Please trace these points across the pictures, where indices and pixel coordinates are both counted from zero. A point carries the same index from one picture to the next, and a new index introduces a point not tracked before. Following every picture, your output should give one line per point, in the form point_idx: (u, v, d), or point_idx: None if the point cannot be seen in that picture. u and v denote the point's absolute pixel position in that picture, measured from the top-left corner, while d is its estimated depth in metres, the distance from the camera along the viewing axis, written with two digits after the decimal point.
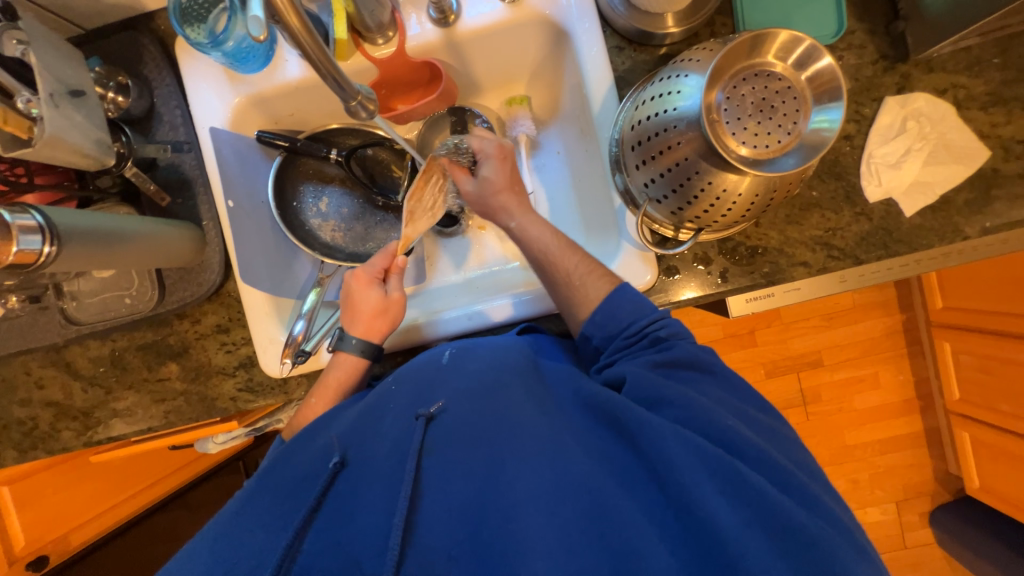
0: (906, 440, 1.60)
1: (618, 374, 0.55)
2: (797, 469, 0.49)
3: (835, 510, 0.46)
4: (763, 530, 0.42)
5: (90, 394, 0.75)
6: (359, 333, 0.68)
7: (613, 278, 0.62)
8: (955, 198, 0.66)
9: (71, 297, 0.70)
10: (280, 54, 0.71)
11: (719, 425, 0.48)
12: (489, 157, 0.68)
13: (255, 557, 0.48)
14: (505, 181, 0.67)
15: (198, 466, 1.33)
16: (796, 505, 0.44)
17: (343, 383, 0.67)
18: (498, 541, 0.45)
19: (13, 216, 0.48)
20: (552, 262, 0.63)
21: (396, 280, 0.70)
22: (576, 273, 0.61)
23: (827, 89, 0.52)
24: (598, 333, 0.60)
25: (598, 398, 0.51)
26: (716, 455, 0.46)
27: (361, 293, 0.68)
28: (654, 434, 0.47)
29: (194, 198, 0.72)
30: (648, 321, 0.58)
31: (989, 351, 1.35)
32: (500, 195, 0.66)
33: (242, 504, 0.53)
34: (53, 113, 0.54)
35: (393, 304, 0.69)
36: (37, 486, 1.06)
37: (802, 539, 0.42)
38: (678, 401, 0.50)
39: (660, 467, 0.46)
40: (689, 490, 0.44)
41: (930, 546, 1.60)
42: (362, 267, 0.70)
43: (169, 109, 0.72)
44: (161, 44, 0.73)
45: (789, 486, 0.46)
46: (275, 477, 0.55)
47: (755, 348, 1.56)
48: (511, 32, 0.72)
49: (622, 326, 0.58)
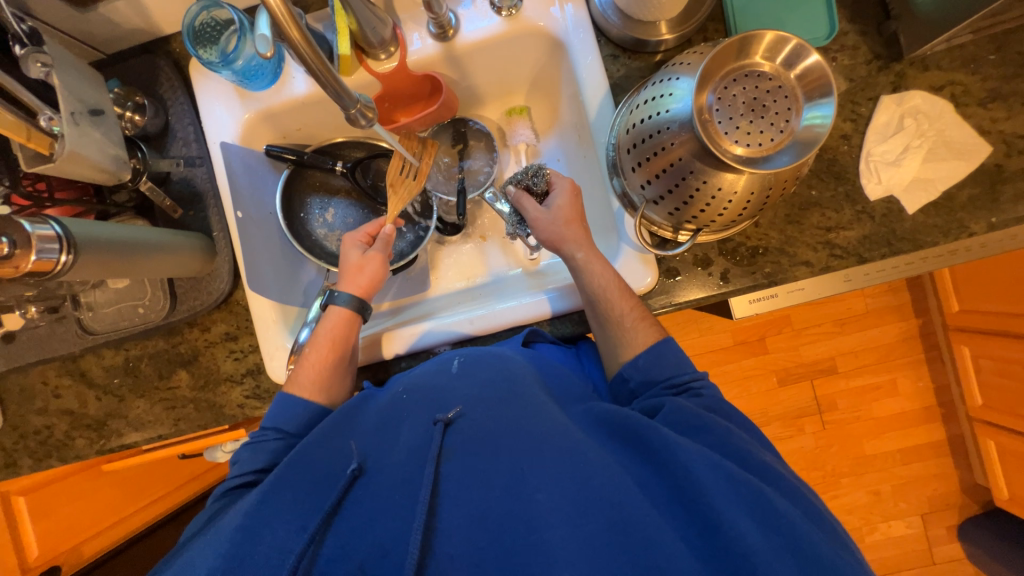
0: (929, 449, 1.55)
1: (655, 403, 0.57)
2: (816, 499, 0.50)
3: (848, 540, 0.47)
4: (791, 553, 0.42)
5: (104, 403, 0.77)
6: (343, 288, 0.70)
7: (661, 328, 0.63)
8: (958, 194, 0.66)
9: (87, 308, 0.73)
10: (288, 72, 0.74)
11: (743, 453, 0.50)
12: (562, 190, 0.70)
13: (276, 556, 0.48)
14: (574, 215, 0.68)
15: (195, 485, 1.36)
16: (818, 530, 0.45)
17: (338, 337, 0.67)
18: (523, 550, 0.44)
19: (33, 226, 0.50)
20: (608, 305, 0.63)
21: (380, 244, 0.72)
22: (627, 316, 0.63)
23: (819, 85, 0.52)
24: (637, 376, 0.61)
25: (618, 417, 0.53)
26: (743, 479, 0.46)
27: (345, 252, 0.72)
28: (679, 452, 0.48)
29: (205, 210, 0.75)
30: (690, 376, 0.59)
31: (1009, 354, 1.31)
32: (570, 226, 0.67)
33: (265, 494, 0.52)
34: (74, 131, 0.57)
35: (371, 262, 0.71)
36: (53, 496, 1.08)
37: (829, 567, 0.41)
38: (715, 428, 0.52)
39: (686, 484, 0.46)
40: (717, 507, 0.44)
41: (961, 562, 1.52)
42: (350, 232, 0.74)
43: (183, 126, 0.75)
44: (177, 66, 0.76)
45: (809, 511, 0.47)
46: (297, 473, 0.54)
47: (766, 355, 1.53)
48: (510, 45, 0.74)
49: (663, 375, 0.60)
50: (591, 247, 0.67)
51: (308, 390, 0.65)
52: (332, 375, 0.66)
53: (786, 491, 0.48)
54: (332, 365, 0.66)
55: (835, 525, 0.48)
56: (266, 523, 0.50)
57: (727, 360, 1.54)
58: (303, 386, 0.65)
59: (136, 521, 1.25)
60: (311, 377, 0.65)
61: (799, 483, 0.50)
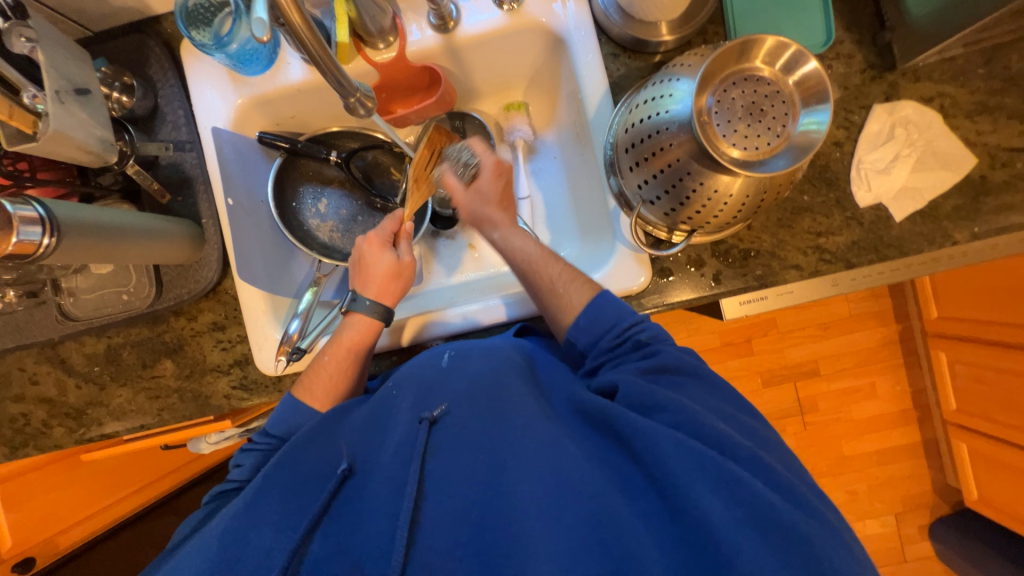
0: (904, 451, 1.60)
1: (609, 383, 0.55)
2: (796, 479, 0.48)
3: (824, 511, 0.45)
4: (757, 529, 0.42)
5: (85, 391, 0.75)
6: (372, 294, 0.67)
7: (595, 286, 0.63)
8: (943, 204, 0.67)
9: (68, 293, 0.71)
10: (283, 57, 0.72)
11: (708, 427, 0.48)
12: (485, 168, 0.71)
13: (264, 557, 0.48)
14: (496, 196, 0.70)
15: (172, 480, 1.30)
16: (787, 504, 0.44)
17: (359, 345, 0.66)
18: (504, 543, 0.45)
19: (14, 207, 0.48)
20: (535, 270, 0.65)
21: (406, 245, 0.71)
22: (559, 280, 0.63)
23: (815, 92, 0.53)
24: (583, 337, 0.61)
25: (592, 405, 0.52)
26: (708, 456, 0.45)
27: (375, 256, 0.68)
28: (648, 438, 0.47)
29: (194, 195, 0.73)
30: (628, 323, 0.58)
31: (984, 361, 1.36)
32: (490, 208, 0.70)
33: (251, 498, 0.51)
34: (58, 109, 0.55)
35: (406, 268, 0.69)
36: (25, 488, 1.05)
37: (796, 544, 0.41)
38: (671, 405, 0.50)
39: (657, 471, 0.46)
40: (684, 490, 0.44)
41: (930, 560, 1.58)
42: (373, 233, 0.70)
43: (172, 109, 0.74)
44: (167, 46, 0.74)
45: (772, 479, 0.46)
46: (283, 474, 0.53)
47: (752, 357, 1.56)
48: (509, 39, 0.74)
49: (606, 328, 0.59)
50: (512, 222, 0.70)
51: (321, 400, 0.63)
52: (346, 388, 0.65)
53: (748, 462, 0.46)
54: (348, 377, 0.65)
55: (811, 498, 0.46)
56: (252, 528, 0.49)
57: (714, 361, 1.56)
58: (317, 396, 0.64)
59: (113, 513, 1.23)
60: (326, 387, 0.64)
61: (761, 451, 0.48)
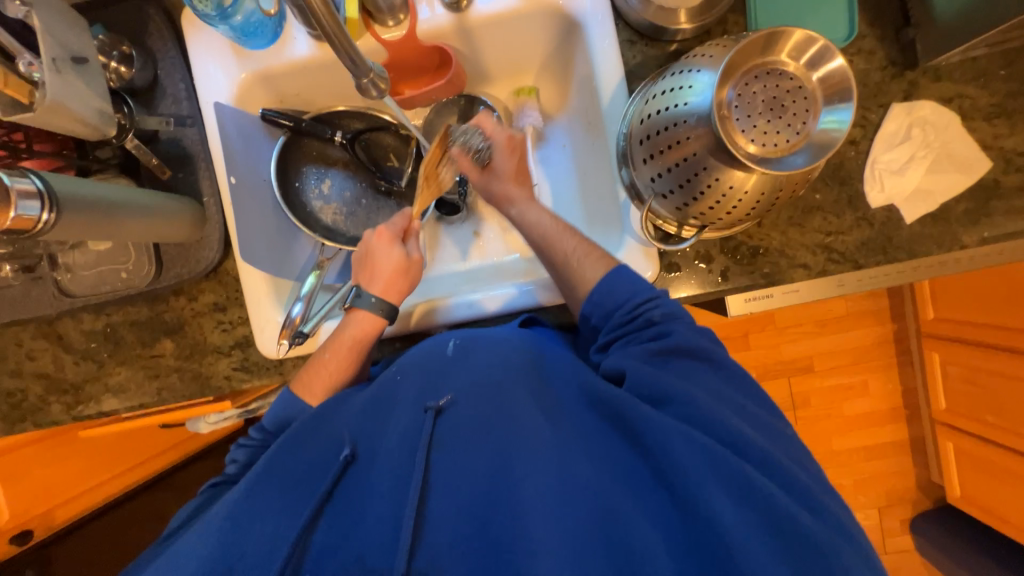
0: (892, 447, 1.63)
1: (617, 368, 0.55)
2: (799, 471, 0.49)
3: (838, 514, 0.46)
4: (769, 532, 0.43)
5: (82, 367, 0.74)
6: (378, 291, 0.66)
7: (611, 260, 0.62)
8: (954, 207, 0.67)
9: (66, 269, 0.69)
10: (289, 32, 0.70)
11: (719, 425, 0.48)
12: (499, 147, 0.69)
13: (270, 541, 0.49)
14: (511, 172, 0.69)
15: (159, 462, 1.31)
16: (797, 506, 0.44)
17: (364, 340, 0.65)
18: (511, 538, 0.45)
19: (12, 180, 0.46)
20: (551, 244, 0.64)
21: (417, 242, 0.69)
22: (574, 254, 0.62)
23: (838, 90, 0.52)
24: (597, 312, 0.60)
25: (602, 398, 0.51)
26: (719, 454, 0.46)
27: (384, 251, 0.67)
28: (659, 433, 0.47)
29: (195, 172, 0.72)
30: (642, 300, 0.58)
31: (977, 362, 1.38)
32: (505, 186, 0.69)
33: (253, 483, 0.53)
34: (55, 79, 0.53)
35: (414, 265, 0.68)
36: (24, 461, 1.04)
37: (807, 547, 0.42)
38: (679, 398, 0.50)
39: (666, 468, 0.46)
40: (694, 489, 0.44)
41: (909, 552, 1.63)
42: (383, 226, 0.68)
43: (173, 82, 0.71)
44: (167, 15, 0.71)
45: (782, 480, 0.46)
46: (284, 467, 0.54)
47: (747, 351, 1.57)
48: (522, 22, 0.71)
49: (617, 304, 0.58)
50: (529, 196, 0.69)
51: (318, 396, 0.63)
52: (347, 381, 0.65)
53: (762, 464, 0.47)
54: (349, 371, 0.65)
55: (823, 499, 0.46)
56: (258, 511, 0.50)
57: None
58: (314, 390, 0.64)
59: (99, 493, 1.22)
60: (326, 382, 0.64)
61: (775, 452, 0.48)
